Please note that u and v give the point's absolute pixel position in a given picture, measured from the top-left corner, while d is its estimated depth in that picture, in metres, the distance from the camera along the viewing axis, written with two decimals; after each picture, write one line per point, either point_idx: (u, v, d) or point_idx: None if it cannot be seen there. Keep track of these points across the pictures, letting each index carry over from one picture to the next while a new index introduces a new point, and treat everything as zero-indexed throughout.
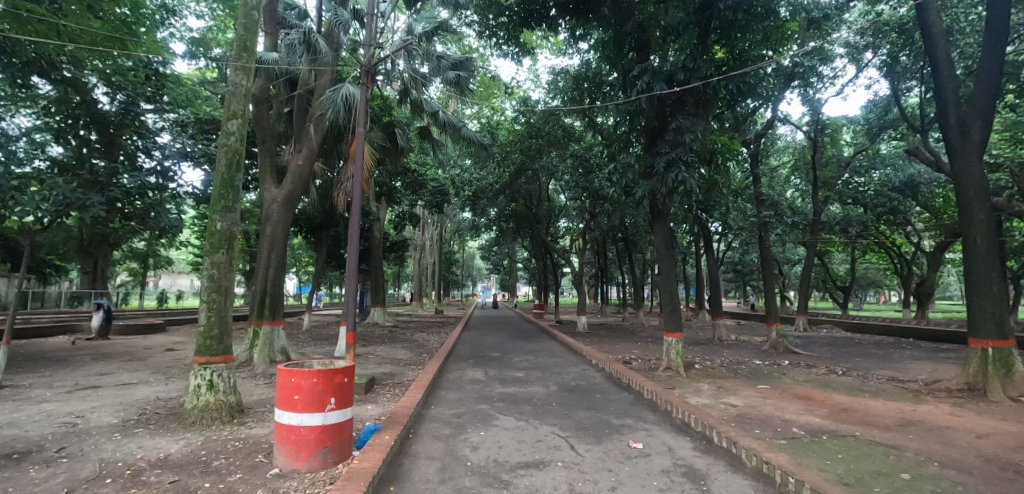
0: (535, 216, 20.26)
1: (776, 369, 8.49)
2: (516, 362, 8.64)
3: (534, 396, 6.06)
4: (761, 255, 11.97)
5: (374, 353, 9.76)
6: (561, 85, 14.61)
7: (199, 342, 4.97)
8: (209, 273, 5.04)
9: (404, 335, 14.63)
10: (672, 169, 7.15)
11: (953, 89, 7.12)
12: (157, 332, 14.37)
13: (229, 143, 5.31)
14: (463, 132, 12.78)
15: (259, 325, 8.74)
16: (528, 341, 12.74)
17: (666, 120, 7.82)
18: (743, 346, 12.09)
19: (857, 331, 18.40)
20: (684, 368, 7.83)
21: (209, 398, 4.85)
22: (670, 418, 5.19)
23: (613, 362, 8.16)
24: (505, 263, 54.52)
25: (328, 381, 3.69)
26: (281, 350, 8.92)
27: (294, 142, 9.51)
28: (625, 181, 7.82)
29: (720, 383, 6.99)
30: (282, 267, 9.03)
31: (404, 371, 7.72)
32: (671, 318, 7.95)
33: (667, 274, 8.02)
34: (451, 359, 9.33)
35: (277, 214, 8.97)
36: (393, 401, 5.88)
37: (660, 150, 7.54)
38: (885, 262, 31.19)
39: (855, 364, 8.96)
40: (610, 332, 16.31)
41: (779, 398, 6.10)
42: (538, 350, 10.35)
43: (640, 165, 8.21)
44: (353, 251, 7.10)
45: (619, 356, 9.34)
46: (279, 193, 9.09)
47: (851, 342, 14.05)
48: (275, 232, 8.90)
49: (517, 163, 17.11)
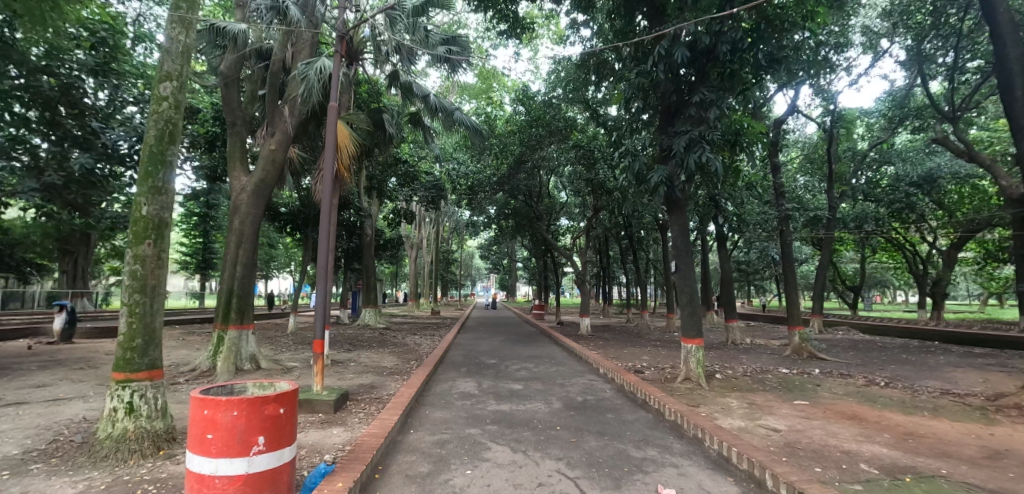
0: (536, 213, 19.25)
1: (808, 379, 7.52)
2: (514, 371, 7.66)
3: (534, 416, 5.08)
4: (782, 251, 10.98)
5: (356, 360, 8.78)
6: (563, 74, 13.90)
7: (119, 354, 4.00)
8: (131, 269, 4.05)
9: (394, 337, 13.67)
10: (693, 150, 6.16)
11: (1020, 58, 6.12)
12: None
13: (162, 111, 4.36)
14: (457, 116, 11.70)
15: (225, 330, 7.70)
16: (528, 345, 11.72)
17: (686, 95, 6.82)
18: (761, 350, 11.13)
19: (877, 333, 17.37)
20: (706, 380, 6.86)
21: (127, 425, 3.88)
22: (703, 448, 4.22)
23: (624, 371, 7.19)
24: (505, 263, 53.69)
25: (257, 416, 2.73)
26: (250, 357, 7.92)
27: (267, 125, 8.54)
28: (639, 166, 6.80)
29: (751, 398, 6.02)
30: (253, 265, 8.02)
31: (386, 383, 6.74)
32: (688, 323, 6.96)
33: (685, 272, 7.00)
34: (442, 367, 8.34)
35: (246, 204, 7.97)
36: (365, 423, 4.91)
37: (679, 130, 6.55)
38: (895, 262, 30.29)
39: (896, 374, 7.96)
40: (615, 334, 15.27)
41: (826, 419, 5.13)
42: (539, 356, 9.38)
43: (655, 147, 7.23)
44: (322, 248, 6.08)
45: (630, 363, 8.36)
46: (249, 182, 8.11)
47: (875, 346, 13.07)
48: (243, 225, 7.90)
49: (516, 155, 16.08)
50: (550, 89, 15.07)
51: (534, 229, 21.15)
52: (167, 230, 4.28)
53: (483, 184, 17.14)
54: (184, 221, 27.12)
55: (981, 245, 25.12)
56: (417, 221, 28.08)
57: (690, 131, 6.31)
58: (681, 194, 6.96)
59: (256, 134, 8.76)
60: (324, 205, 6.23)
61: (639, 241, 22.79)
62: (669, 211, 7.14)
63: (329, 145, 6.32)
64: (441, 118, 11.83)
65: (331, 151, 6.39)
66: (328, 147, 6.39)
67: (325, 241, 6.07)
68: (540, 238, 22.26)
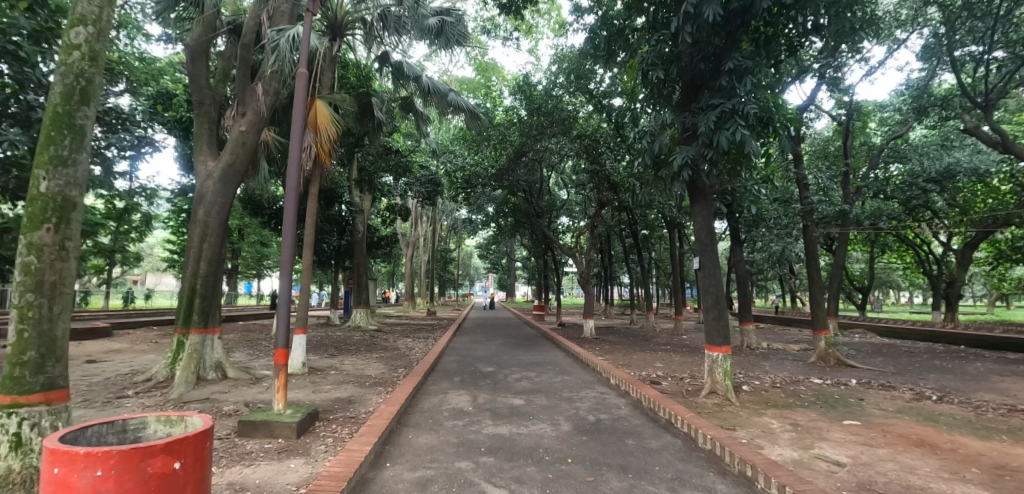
0: (536, 210, 18.29)
1: (847, 392, 6.64)
2: (513, 381, 6.79)
3: (540, 442, 4.19)
4: (807, 248, 10.05)
5: (337, 367, 7.86)
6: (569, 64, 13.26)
7: (5, 371, 3.09)
8: (23, 261, 3.15)
9: (385, 340, 12.76)
10: (724, 126, 5.28)
11: None
12: (99, 337, 12.04)
13: (72, 63, 3.47)
14: (451, 99, 10.73)
15: (186, 334, 6.78)
16: (528, 350, 10.81)
17: (719, 64, 5.88)
18: (781, 356, 10.25)
19: (896, 335, 16.42)
20: (735, 394, 5.97)
21: (10, 466, 2.99)
22: (756, 491, 3.32)
23: (640, 383, 6.29)
24: (503, 263, 52.78)
25: (131, 480, 1.83)
26: (214, 365, 6.98)
27: (237, 105, 7.60)
28: (659, 147, 5.88)
29: (793, 418, 5.11)
30: (220, 260, 7.10)
31: (366, 396, 5.83)
32: (714, 327, 6.07)
33: (710, 269, 6.08)
34: (433, 376, 7.44)
35: (211, 193, 7.04)
36: (332, 452, 3.99)
37: (707, 104, 5.67)
38: (904, 261, 29.50)
39: (946, 386, 7.03)
40: (621, 338, 14.32)
41: (894, 449, 4.24)
42: (540, 363, 8.50)
43: (676, 126, 6.35)
44: (289, 236, 4.78)
45: (643, 373, 7.46)
46: (216, 167, 7.19)
47: (900, 350, 12.23)
48: (208, 216, 6.98)
49: (516, 146, 15.08)
50: (552, 76, 14.21)
51: (534, 227, 20.23)
52: (80, 208, 3.42)
53: (481, 178, 16.21)
54: (170, 218, 26.13)
55: (994, 244, 24.27)
56: (413, 219, 27.19)
57: (721, 104, 5.44)
58: (707, 179, 6.04)
59: (226, 114, 7.81)
60: (290, 184, 5.04)
61: (644, 239, 21.88)
62: (692, 200, 6.23)
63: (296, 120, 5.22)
64: (433, 102, 10.90)
65: (299, 129, 5.30)
66: (295, 122, 5.27)
67: (293, 227, 4.80)
68: (540, 237, 21.34)
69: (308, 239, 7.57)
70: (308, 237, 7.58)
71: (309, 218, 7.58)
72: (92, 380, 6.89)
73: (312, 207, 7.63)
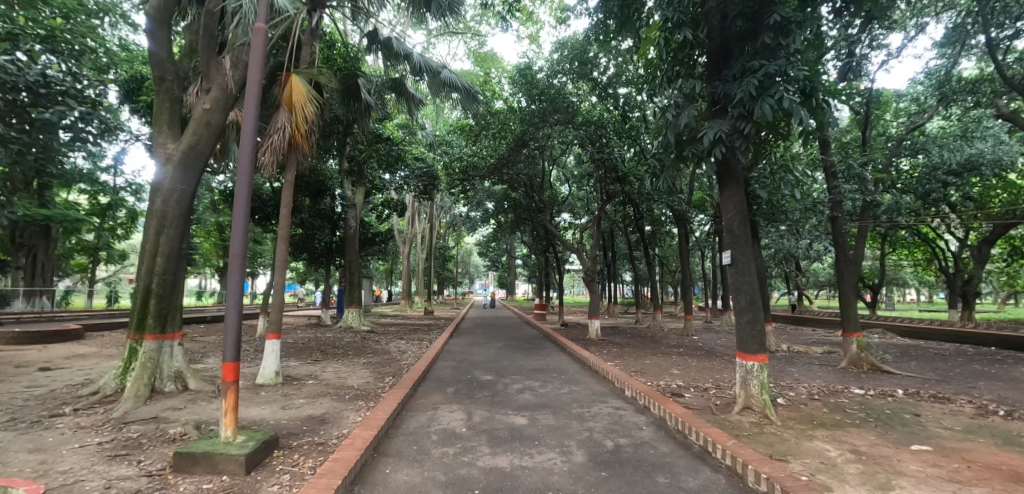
0: (537, 205, 17.40)
1: (898, 406, 5.78)
2: (515, 393, 5.96)
3: (548, 481, 3.33)
4: (834, 241, 9.22)
5: (317, 376, 7.00)
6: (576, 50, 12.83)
7: None
8: None
9: (376, 343, 11.87)
10: (766, 93, 4.43)
11: None
12: (68, 340, 11.12)
13: None
14: (445, 77, 9.90)
15: (140, 340, 5.94)
16: (530, 354, 9.96)
17: (758, 23, 5.01)
18: (806, 361, 9.40)
19: (918, 336, 15.55)
20: (772, 410, 5.11)
21: None
22: None
23: (661, 397, 5.42)
24: (503, 260, 51.77)
25: None
26: (173, 375, 6.12)
27: (201, 80, 6.74)
28: (685, 120, 5.04)
29: (850, 444, 4.27)
30: (180, 256, 6.23)
31: (343, 414, 4.96)
32: (747, 333, 5.23)
33: (742, 265, 5.23)
34: (424, 387, 6.57)
35: (169, 179, 6.17)
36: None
37: (743, 68, 4.86)
38: (915, 259, 28.69)
39: (1008, 398, 6.18)
40: (629, 339, 13.45)
41: (992, 488, 3.38)
42: (545, 370, 7.66)
43: (704, 99, 5.48)
44: (240, 225, 3.84)
45: (661, 382, 6.60)
46: (176, 150, 6.31)
47: (929, 352, 11.36)
48: (165, 205, 6.11)
49: (516, 135, 13.96)
50: (553, 59, 13.36)
51: (535, 222, 19.36)
52: None
53: (479, 170, 15.29)
54: None
55: (1009, 240, 23.43)
56: (410, 214, 26.33)
57: (759, 68, 4.64)
58: (739, 158, 5.19)
59: (191, 92, 6.94)
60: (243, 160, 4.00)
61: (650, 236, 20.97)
62: (720, 183, 5.38)
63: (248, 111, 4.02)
64: (426, 81, 10.13)
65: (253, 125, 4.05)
66: (247, 114, 4.07)
67: (245, 209, 3.88)
68: (542, 233, 20.50)
69: (282, 232, 6.73)
70: (281, 230, 6.74)
71: (283, 209, 6.73)
72: (33, 392, 6.02)
73: (287, 196, 6.79)
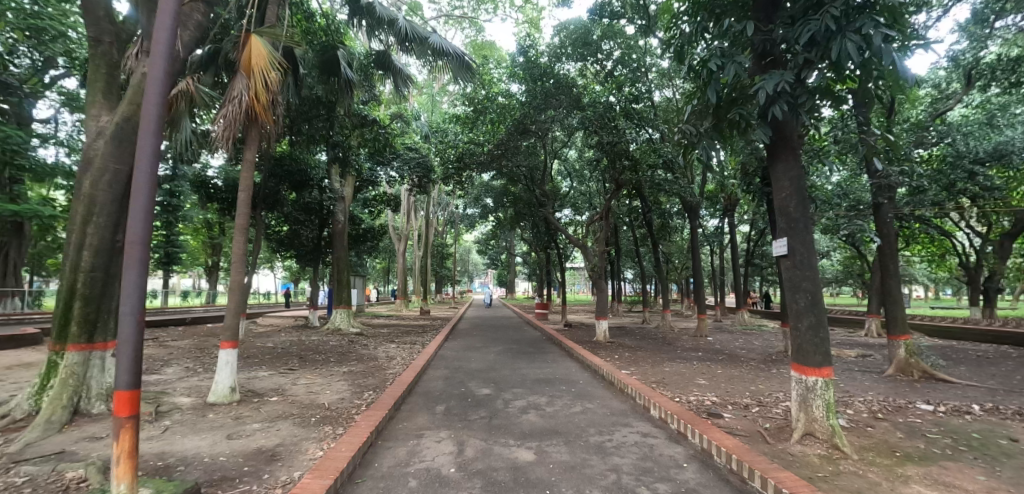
0: (537, 198, 16.31)
1: (988, 427, 4.72)
2: (517, 413, 4.94)
3: None
4: (880, 229, 8.12)
5: (284, 391, 5.95)
6: (576, 34, 11.97)
7: None
8: None
9: (363, 348, 10.81)
10: (850, 24, 3.39)
11: None
12: (22, 346, 10.09)
13: None
14: (434, 42, 8.92)
15: (62, 351, 4.93)
16: (533, 361, 8.92)
17: None
18: (845, 367, 8.34)
19: (950, 335, 14.44)
20: (841, 438, 4.03)
21: None
22: None
23: (699, 420, 4.36)
24: (503, 258, 50.38)
25: None
26: (105, 394, 5.10)
27: (143, 39, 5.63)
28: (734, 71, 4.00)
29: (960, 490, 3.22)
30: (113, 249, 5.17)
31: (301, 447, 3.92)
32: (807, 341, 4.16)
33: (801, 256, 4.16)
34: (410, 404, 5.54)
35: (99, 156, 5.10)
36: None
37: (807, 5, 3.87)
38: (928, 254, 27.55)
39: None
40: (642, 342, 12.37)
41: None
42: (553, 382, 6.61)
43: (751, 51, 4.41)
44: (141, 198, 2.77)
45: (690, 397, 5.54)
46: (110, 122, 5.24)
47: (974, 354, 10.28)
48: (91, 186, 5.03)
49: (515, 119, 12.80)
50: (553, 41, 12.36)
51: (536, 217, 18.27)
52: None
53: (476, 156, 13.92)
54: None
55: None
56: (406, 212, 25.23)
57: None
58: (799, 120, 4.18)
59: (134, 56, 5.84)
60: (149, 107, 2.88)
61: (658, 231, 19.84)
62: (772, 153, 4.35)
63: (156, 48, 2.91)
64: (413, 51, 9.16)
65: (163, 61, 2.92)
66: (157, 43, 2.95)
67: (151, 181, 2.86)
68: (543, 229, 19.39)
69: (239, 221, 5.68)
70: (237, 218, 5.69)
71: (241, 194, 5.69)
72: None
73: (246, 178, 5.76)
